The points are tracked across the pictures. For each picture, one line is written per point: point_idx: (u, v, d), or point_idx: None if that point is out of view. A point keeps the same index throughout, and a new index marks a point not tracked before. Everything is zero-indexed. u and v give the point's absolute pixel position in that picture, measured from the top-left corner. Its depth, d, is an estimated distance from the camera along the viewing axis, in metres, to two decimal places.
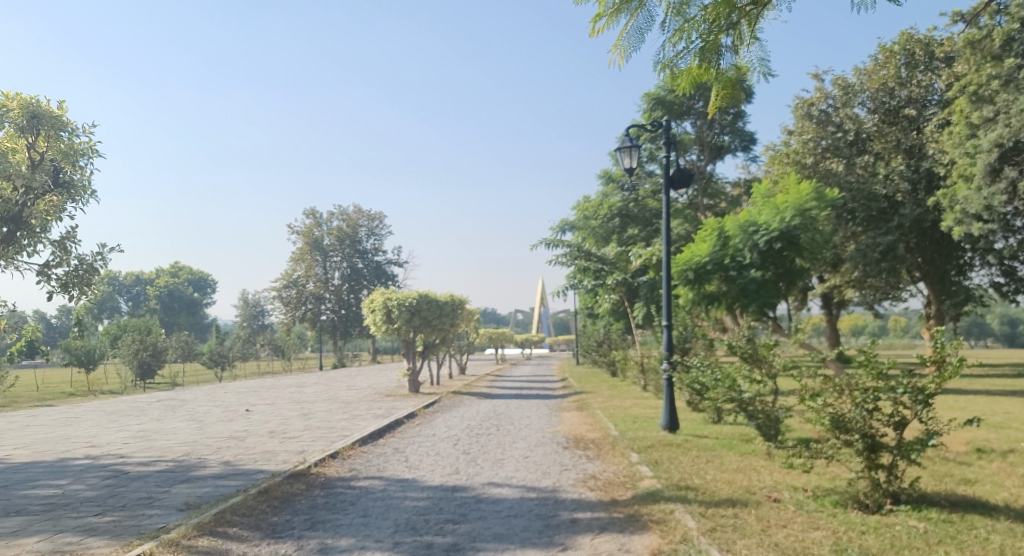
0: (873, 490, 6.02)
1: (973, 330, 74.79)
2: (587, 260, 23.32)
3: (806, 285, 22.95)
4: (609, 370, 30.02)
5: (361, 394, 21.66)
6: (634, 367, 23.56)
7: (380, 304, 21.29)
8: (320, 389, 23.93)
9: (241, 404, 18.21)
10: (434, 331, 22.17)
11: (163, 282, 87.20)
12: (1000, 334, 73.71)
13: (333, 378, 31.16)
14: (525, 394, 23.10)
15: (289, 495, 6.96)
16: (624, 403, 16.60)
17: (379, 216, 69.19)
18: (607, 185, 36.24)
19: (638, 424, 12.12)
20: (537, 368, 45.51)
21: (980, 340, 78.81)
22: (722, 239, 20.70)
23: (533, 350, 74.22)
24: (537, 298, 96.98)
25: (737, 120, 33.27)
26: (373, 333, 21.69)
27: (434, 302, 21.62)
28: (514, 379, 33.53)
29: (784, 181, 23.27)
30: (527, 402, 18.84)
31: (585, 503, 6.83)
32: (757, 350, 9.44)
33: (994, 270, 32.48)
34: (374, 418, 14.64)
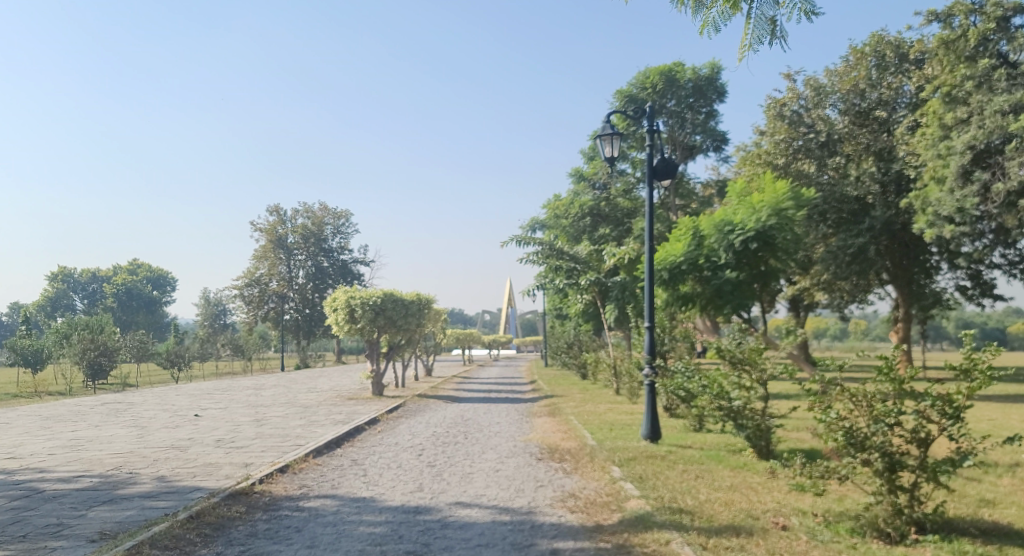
0: (894, 516, 5.31)
1: (936, 333, 75.56)
2: (558, 258, 22.50)
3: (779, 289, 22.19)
4: (579, 373, 29.30)
5: (321, 397, 20.63)
6: (606, 370, 22.85)
7: (342, 303, 20.28)
8: (279, 392, 22.82)
9: (192, 408, 17.07)
10: (399, 332, 21.19)
11: (121, 280, 84.74)
12: (959, 338, 74.76)
13: (295, 380, 30.00)
14: (493, 397, 22.27)
15: (224, 521, 6.02)
16: (598, 409, 15.83)
17: (345, 214, 67.76)
18: (579, 183, 35.83)
19: (616, 432, 11.33)
20: (506, 370, 44.74)
21: (941, 343, 79.87)
22: (697, 238, 20.05)
23: (501, 352, 73.42)
24: (505, 299, 96.15)
25: (710, 120, 32.69)
26: (335, 333, 20.67)
27: (400, 301, 20.67)
28: (482, 381, 32.67)
29: (761, 180, 22.72)
30: (496, 406, 17.99)
31: (566, 528, 5.99)
32: (746, 354, 8.72)
33: (961, 274, 32.35)
34: (333, 425, 13.67)
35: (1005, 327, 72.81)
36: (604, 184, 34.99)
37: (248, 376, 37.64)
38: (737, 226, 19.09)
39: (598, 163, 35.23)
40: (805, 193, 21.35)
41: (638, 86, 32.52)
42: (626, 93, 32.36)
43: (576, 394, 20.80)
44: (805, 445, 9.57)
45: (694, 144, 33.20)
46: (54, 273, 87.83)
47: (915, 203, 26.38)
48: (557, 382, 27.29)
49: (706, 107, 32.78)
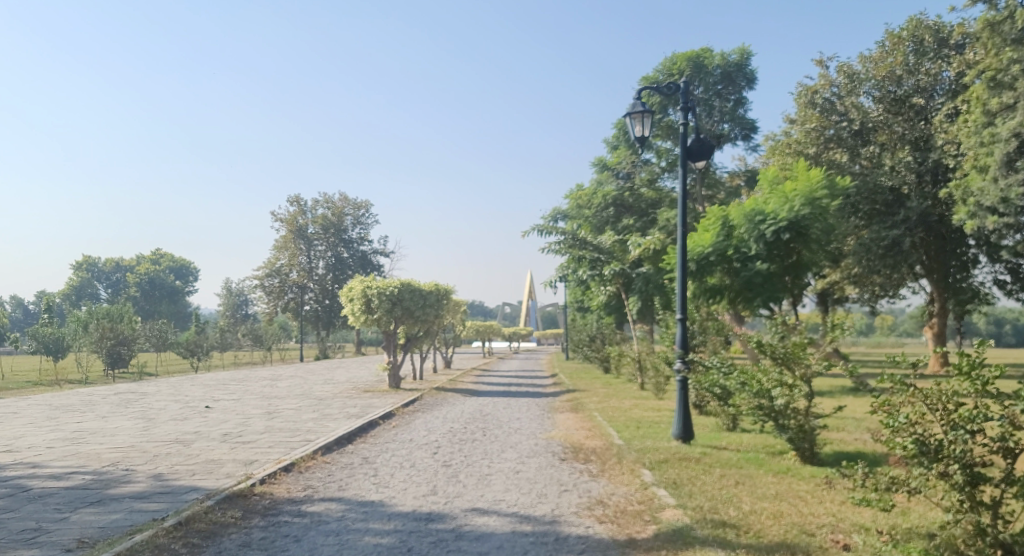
0: (976, 537, 4.56)
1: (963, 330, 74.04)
2: (581, 248, 21.69)
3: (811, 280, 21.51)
4: (601, 366, 28.58)
5: (337, 389, 20.13)
6: (630, 364, 22.10)
7: (359, 293, 19.75)
8: (295, 383, 22.35)
9: (204, 400, 16.61)
10: (417, 323, 20.62)
11: (143, 270, 85.14)
12: (986, 335, 73.16)
13: (312, 371, 29.59)
14: (513, 391, 21.65)
15: (216, 530, 5.42)
16: (623, 405, 15.15)
17: (365, 205, 67.47)
18: (602, 173, 35.18)
19: (644, 431, 10.66)
20: (526, 362, 44.15)
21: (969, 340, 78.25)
22: (726, 228, 19.32)
23: (520, 345, 72.87)
24: (525, 291, 95.55)
25: (738, 107, 31.71)
26: (351, 324, 20.15)
27: (418, 291, 20.11)
28: (502, 374, 32.08)
29: (794, 168, 21.84)
30: (516, 400, 17.38)
31: (595, 542, 5.33)
32: (789, 349, 8.02)
33: (999, 268, 31.26)
34: (346, 419, 13.12)
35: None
36: (628, 173, 34.20)
37: (266, 366, 37.38)
38: (769, 216, 18.32)
39: (622, 152, 34.44)
40: (841, 181, 20.48)
41: (664, 72, 31.67)
42: (651, 81, 31.54)
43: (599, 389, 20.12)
44: (852, 449, 8.80)
45: (722, 133, 32.29)
46: (78, 263, 88.44)
47: (955, 193, 25.38)
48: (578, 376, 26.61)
49: (734, 95, 31.86)
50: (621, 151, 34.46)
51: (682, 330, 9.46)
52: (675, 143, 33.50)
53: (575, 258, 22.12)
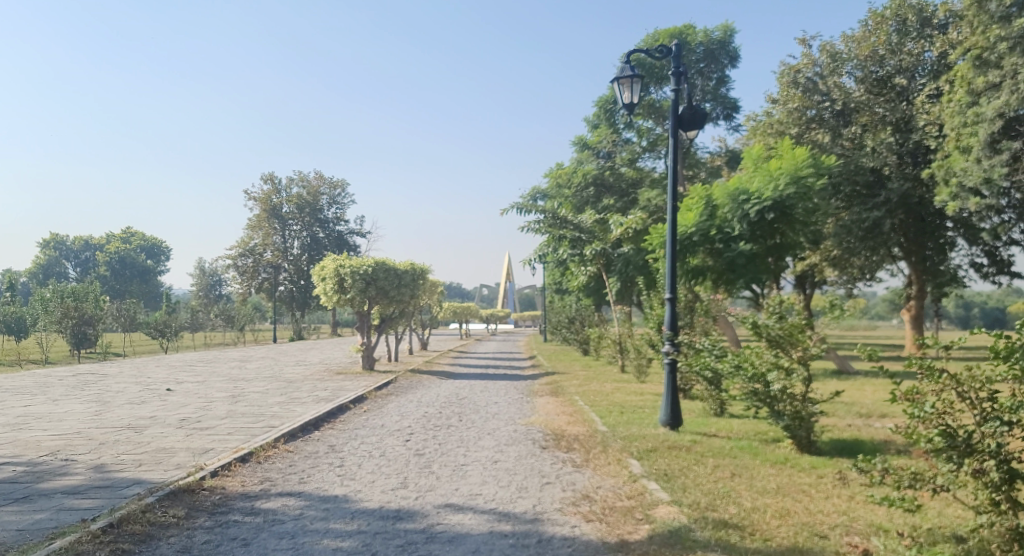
0: (1012, 543, 4.04)
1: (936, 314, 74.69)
2: (561, 227, 21.06)
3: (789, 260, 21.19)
4: (581, 349, 28.05)
5: (308, 371, 19.41)
6: (610, 346, 21.54)
7: (331, 272, 18.99)
8: (265, 365, 21.60)
9: (167, 382, 15.83)
10: (392, 303, 19.93)
11: (113, 249, 83.30)
12: (956, 319, 73.81)
13: (284, 352, 28.81)
14: (490, 373, 21.10)
15: (152, 533, 4.77)
16: (604, 388, 14.63)
17: (341, 184, 66.33)
18: (582, 152, 34.55)
19: (628, 417, 10.13)
20: (504, 344, 43.68)
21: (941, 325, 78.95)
22: (710, 207, 18.81)
23: (498, 327, 72.33)
24: (504, 273, 94.84)
25: (720, 86, 31.37)
26: (323, 304, 19.40)
27: (393, 270, 19.41)
28: (480, 356, 31.53)
29: (779, 147, 21.37)
30: (494, 383, 16.79)
31: (583, 545, 4.75)
32: (789, 329, 7.51)
33: (977, 251, 31.09)
34: (315, 403, 12.46)
35: (1004, 306, 71.51)
36: (608, 153, 33.62)
37: (238, 347, 36.53)
38: (757, 195, 17.96)
39: (602, 130, 33.82)
40: (826, 160, 20.18)
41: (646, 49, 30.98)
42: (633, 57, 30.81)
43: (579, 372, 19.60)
44: (850, 436, 8.32)
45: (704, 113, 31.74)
46: (45, 241, 86.29)
47: (937, 173, 25.11)
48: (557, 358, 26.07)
49: (717, 73, 31.32)
50: (602, 129, 33.82)
51: (672, 308, 8.94)
52: (656, 122, 33.05)
53: (554, 238, 21.55)
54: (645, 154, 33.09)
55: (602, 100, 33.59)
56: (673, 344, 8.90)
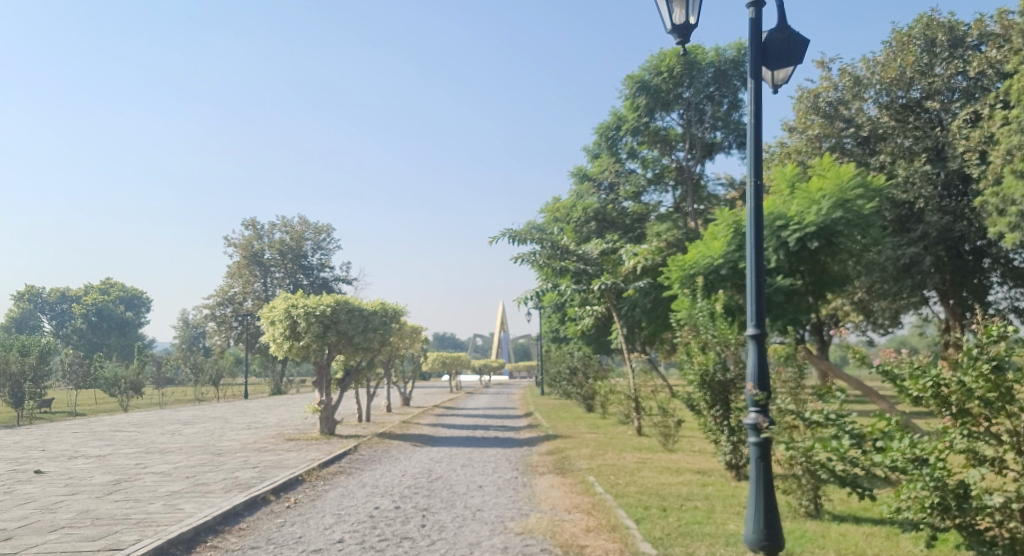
0: None
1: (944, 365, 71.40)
2: (564, 259, 17.41)
3: (822, 298, 17.77)
4: (585, 404, 24.54)
5: (255, 438, 15.75)
6: (621, 398, 17.99)
7: (281, 314, 15.49)
8: (208, 429, 17.87)
9: (54, 458, 12.11)
10: (358, 352, 16.40)
11: (91, 300, 79.35)
12: None
13: (244, 412, 25.04)
14: (479, 436, 17.48)
15: None
16: (623, 462, 11.09)
17: (326, 229, 63.13)
18: (582, 184, 31.77)
19: (680, 524, 6.62)
20: (498, 397, 39.88)
21: None
22: (739, 236, 17.32)
23: (491, 378, 68.59)
24: (496, 323, 91.15)
25: (732, 111, 29.56)
26: (272, 353, 15.88)
27: (358, 311, 15.99)
28: (471, 411, 27.83)
29: (820, 165, 18.08)
30: (481, 452, 13.22)
31: None
32: (1002, 390, 4.14)
33: (1017, 291, 26.99)
34: (226, 491, 8.84)
35: None
36: (611, 184, 30.96)
37: (201, 405, 32.71)
38: (789, 221, 16.66)
39: (604, 160, 31.15)
40: (871, 183, 17.05)
41: (651, 71, 29.07)
42: (637, 79, 29.00)
43: (587, 435, 16.05)
44: None
45: (714, 141, 30.00)
46: (20, 293, 82.32)
47: (991, 201, 21.82)
48: (555, 415, 22.41)
49: (728, 97, 29.43)
50: (603, 158, 31.16)
51: (759, 353, 5.36)
52: (662, 152, 30.24)
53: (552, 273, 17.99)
54: (650, 189, 30.60)
55: (604, 127, 30.63)
56: (764, 412, 5.29)
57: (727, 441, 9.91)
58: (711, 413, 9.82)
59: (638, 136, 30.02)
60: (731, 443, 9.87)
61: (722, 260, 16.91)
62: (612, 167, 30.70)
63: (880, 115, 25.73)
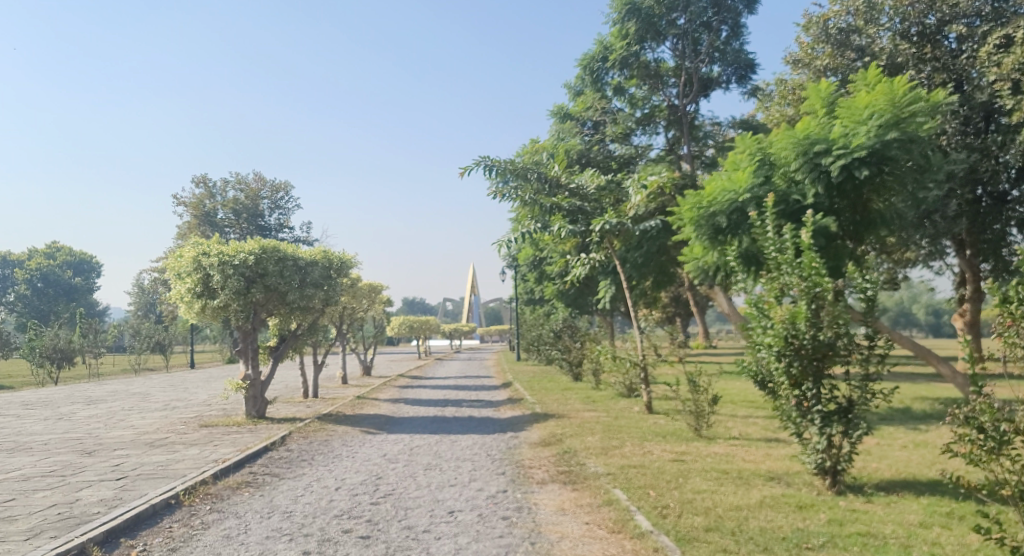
0: None
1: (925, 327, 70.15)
2: (555, 196, 13.76)
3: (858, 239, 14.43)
4: (571, 373, 21.40)
5: (164, 424, 12.29)
6: (624, 365, 14.74)
7: (187, 266, 11.86)
8: (109, 413, 14.27)
9: None
10: (293, 313, 12.89)
11: (36, 265, 73.91)
12: (926, 326, 69.88)
13: (173, 386, 21.37)
14: (449, 414, 14.23)
15: None
16: (653, 461, 7.84)
17: (284, 187, 58.70)
18: (563, 123, 28.36)
19: None
20: (470, 363, 36.58)
21: (912, 331, 74.26)
22: (766, 167, 14.22)
23: (461, 344, 65.43)
24: (468, 286, 87.89)
25: (733, 39, 26.22)
26: (179, 315, 12.28)
27: (292, 261, 12.43)
28: (439, 381, 24.58)
29: (863, 78, 14.20)
30: (454, 443, 9.92)
31: None
32: None
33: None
34: (31, 533, 5.39)
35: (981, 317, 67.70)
36: (596, 123, 27.74)
37: (134, 377, 28.85)
38: (832, 145, 13.39)
39: (587, 96, 27.54)
40: (935, 96, 13.42)
41: None
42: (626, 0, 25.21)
43: (585, 414, 12.73)
44: None
45: (709, 76, 26.93)
46: None
47: None
48: (538, 386, 19.17)
49: (726, 23, 26.01)
50: (586, 94, 27.50)
51: None
52: (652, 88, 27.02)
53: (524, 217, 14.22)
54: (638, 131, 27.51)
55: (587, 58, 26.75)
56: None
57: (819, 435, 6.53)
58: (793, 393, 6.56)
59: (626, 70, 26.46)
60: (822, 433, 6.48)
61: (747, 195, 13.70)
62: (597, 103, 27.20)
63: (898, 43, 18.45)
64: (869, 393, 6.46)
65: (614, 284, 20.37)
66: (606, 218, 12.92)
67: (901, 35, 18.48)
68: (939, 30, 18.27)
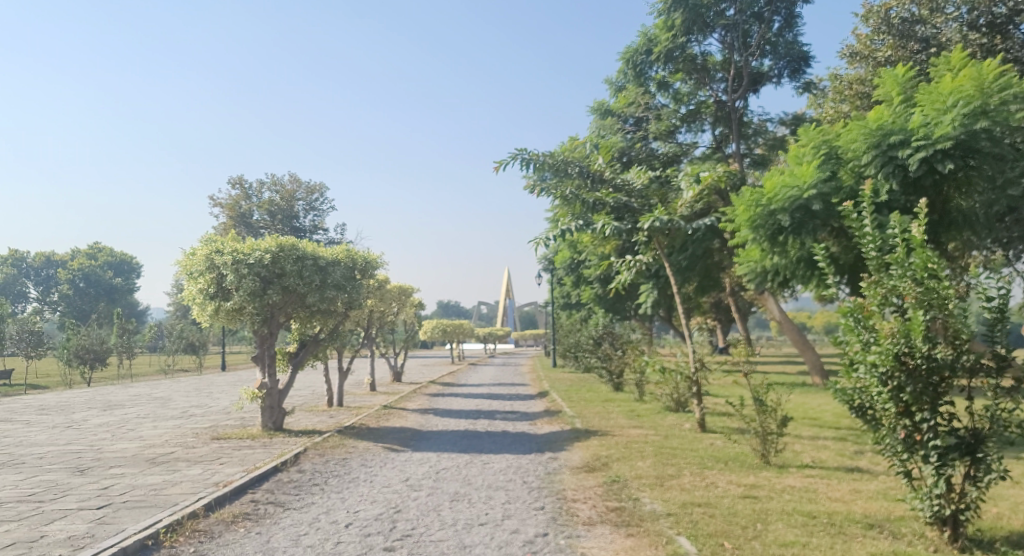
0: None
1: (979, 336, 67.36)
2: (599, 190, 12.59)
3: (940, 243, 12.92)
4: (611, 383, 20.22)
5: (176, 435, 11.39)
6: (673, 377, 13.53)
7: (200, 265, 10.95)
8: (123, 421, 13.43)
9: None
10: (314, 318, 11.94)
11: (78, 265, 74.54)
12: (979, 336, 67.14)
13: (198, 391, 20.61)
14: (482, 428, 13.13)
15: None
16: (722, 498, 6.65)
17: (320, 189, 58.34)
18: (604, 119, 27.13)
19: None
20: (505, 370, 35.53)
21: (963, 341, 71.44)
22: (833, 161, 12.77)
23: (496, 349, 64.61)
24: (503, 290, 86.97)
25: (786, 31, 24.75)
26: (192, 318, 11.38)
27: (312, 259, 11.46)
28: (472, 388, 23.54)
29: (947, 63, 12.77)
30: (485, 466, 8.81)
31: None
32: None
33: None
34: None
35: None
36: (639, 120, 26.45)
37: (162, 380, 28.25)
38: (910, 135, 11.90)
39: (629, 91, 26.19)
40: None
41: None
42: None
43: (630, 432, 11.56)
44: None
45: (760, 70, 25.50)
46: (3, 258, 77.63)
47: None
48: (577, 397, 18.03)
49: (779, 14, 24.55)
50: (628, 89, 26.15)
51: None
52: (699, 84, 25.69)
53: (564, 215, 13.09)
54: (683, 127, 26.18)
55: (629, 51, 25.44)
56: None
57: (934, 476, 5.26)
58: (902, 422, 5.30)
59: (671, 65, 25.14)
60: (938, 475, 5.22)
61: (812, 191, 12.34)
62: (641, 98, 25.93)
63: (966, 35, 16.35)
64: (1003, 426, 5.17)
65: (657, 289, 19.29)
66: (660, 216, 11.70)
67: (968, 27, 16.46)
68: (1011, 20, 16.20)
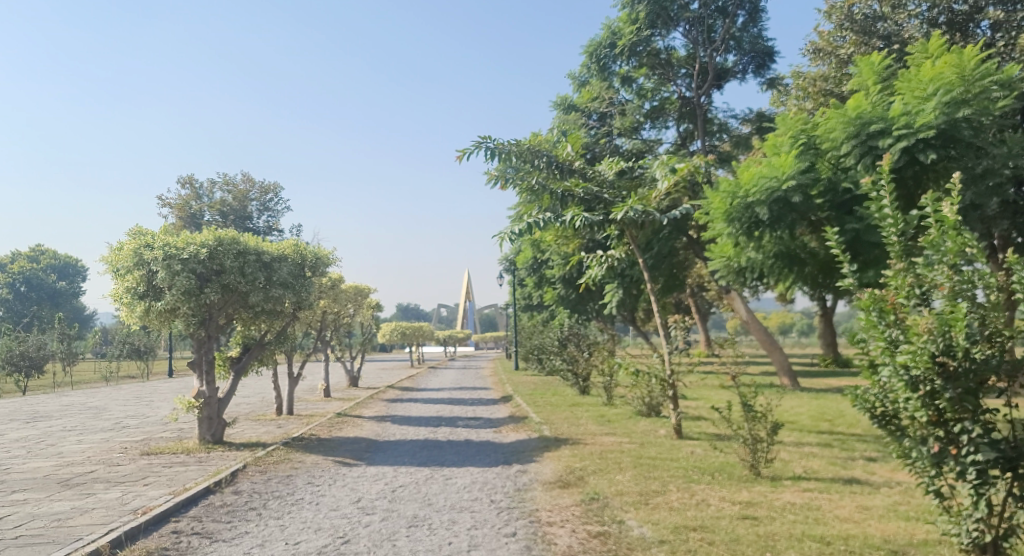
0: None
1: None
2: (568, 181, 11.77)
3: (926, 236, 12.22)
4: (577, 386, 19.43)
5: (101, 451, 10.21)
6: (647, 380, 12.76)
7: (127, 262, 9.83)
8: (45, 434, 12.14)
9: None
10: (258, 319, 10.89)
11: (19, 268, 71.40)
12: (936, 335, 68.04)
13: (137, 400, 19.23)
14: (442, 437, 12.17)
15: None
16: (720, 519, 5.84)
17: (274, 189, 56.68)
18: (567, 114, 26.33)
19: None
20: (466, 372, 34.61)
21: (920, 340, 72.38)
22: (811, 151, 12.02)
23: (456, 351, 63.54)
24: (463, 292, 85.85)
25: (752, 25, 24.30)
26: (120, 321, 10.25)
27: (255, 255, 10.41)
28: (432, 393, 22.54)
29: (926, 50, 12.05)
30: (447, 482, 7.88)
31: None
32: None
33: None
34: None
35: None
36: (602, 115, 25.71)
37: (102, 387, 26.64)
38: (890, 124, 11.07)
39: (592, 86, 25.39)
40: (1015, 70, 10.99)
41: None
42: None
43: (603, 439, 10.73)
44: None
45: (724, 66, 25.02)
46: None
47: None
48: (542, 401, 17.18)
49: (743, 8, 24.12)
50: (591, 84, 25.32)
51: None
52: (663, 79, 25.11)
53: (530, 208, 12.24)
54: (646, 124, 25.50)
55: (593, 44, 24.59)
56: None
57: (972, 497, 4.52)
58: (935, 433, 4.57)
59: (635, 59, 24.46)
60: (978, 495, 4.48)
61: (790, 181, 11.68)
62: (605, 93, 25.11)
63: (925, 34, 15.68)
64: None
65: (623, 288, 18.57)
66: (633, 209, 10.92)
67: (930, 25, 15.80)
68: (971, 18, 15.65)
